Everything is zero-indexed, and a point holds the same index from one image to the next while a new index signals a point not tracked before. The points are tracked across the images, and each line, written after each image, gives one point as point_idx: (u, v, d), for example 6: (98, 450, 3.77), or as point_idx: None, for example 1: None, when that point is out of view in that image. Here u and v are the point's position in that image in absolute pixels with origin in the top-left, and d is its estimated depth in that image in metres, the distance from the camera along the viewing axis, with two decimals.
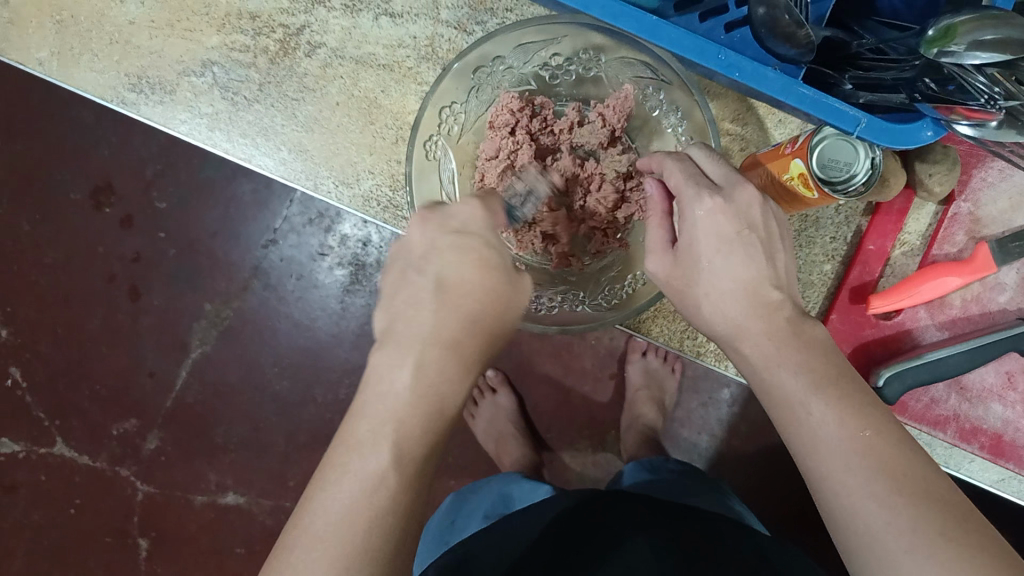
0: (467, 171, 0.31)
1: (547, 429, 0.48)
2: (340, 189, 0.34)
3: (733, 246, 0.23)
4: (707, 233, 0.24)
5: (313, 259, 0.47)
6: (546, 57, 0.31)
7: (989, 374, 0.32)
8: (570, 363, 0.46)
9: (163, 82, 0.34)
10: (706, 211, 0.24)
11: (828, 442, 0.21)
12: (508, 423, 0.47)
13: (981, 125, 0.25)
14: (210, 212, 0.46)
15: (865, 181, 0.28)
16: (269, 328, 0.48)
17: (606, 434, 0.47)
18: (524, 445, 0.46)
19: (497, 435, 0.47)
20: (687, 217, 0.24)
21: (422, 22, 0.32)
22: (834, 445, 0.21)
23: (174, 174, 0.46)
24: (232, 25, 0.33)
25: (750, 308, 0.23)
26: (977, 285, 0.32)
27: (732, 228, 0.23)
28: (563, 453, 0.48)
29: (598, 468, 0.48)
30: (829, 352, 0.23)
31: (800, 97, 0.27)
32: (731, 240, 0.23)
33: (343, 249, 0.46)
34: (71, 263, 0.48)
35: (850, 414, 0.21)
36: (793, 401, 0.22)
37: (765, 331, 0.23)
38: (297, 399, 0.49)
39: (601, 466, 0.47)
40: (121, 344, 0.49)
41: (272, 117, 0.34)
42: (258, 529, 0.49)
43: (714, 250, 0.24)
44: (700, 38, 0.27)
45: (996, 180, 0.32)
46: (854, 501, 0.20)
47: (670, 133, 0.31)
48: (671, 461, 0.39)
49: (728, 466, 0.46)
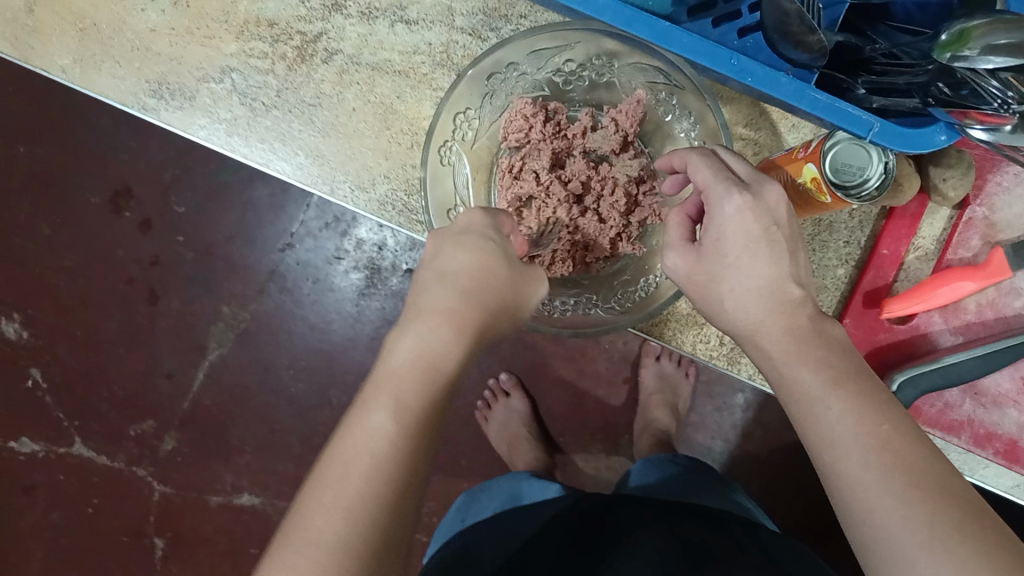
0: (481, 176, 0.32)
1: (560, 432, 0.48)
2: (356, 193, 0.35)
3: (760, 245, 0.23)
4: (736, 233, 0.23)
5: (328, 262, 0.47)
6: (560, 64, 0.31)
7: (1005, 379, 0.31)
8: (584, 366, 0.47)
9: (182, 89, 0.35)
10: (735, 208, 0.23)
11: (844, 436, 0.21)
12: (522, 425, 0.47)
13: (995, 129, 0.25)
14: (227, 215, 0.47)
15: (878, 186, 0.28)
16: (285, 330, 0.48)
17: (620, 437, 0.47)
18: (537, 448, 0.47)
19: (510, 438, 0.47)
20: (714, 214, 0.24)
21: (438, 28, 0.33)
22: (850, 439, 0.21)
23: (192, 178, 0.47)
24: (250, 32, 0.34)
25: (773, 306, 0.23)
26: (992, 290, 0.32)
27: (759, 227, 0.23)
28: (577, 456, 0.48)
29: (612, 471, 0.48)
30: (846, 352, 0.23)
31: (813, 102, 0.27)
32: (759, 239, 0.23)
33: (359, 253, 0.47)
34: (90, 266, 0.49)
35: (867, 410, 0.21)
36: (810, 397, 0.22)
37: (777, 333, 0.23)
38: (312, 401, 0.49)
39: (615, 469, 0.47)
40: (139, 346, 0.49)
41: (289, 122, 0.34)
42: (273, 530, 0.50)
43: (742, 247, 0.24)
44: (712, 44, 0.27)
45: (1012, 184, 0.32)
46: (870, 495, 0.20)
47: (683, 138, 0.32)
48: (678, 457, 0.40)
49: (742, 471, 0.46)
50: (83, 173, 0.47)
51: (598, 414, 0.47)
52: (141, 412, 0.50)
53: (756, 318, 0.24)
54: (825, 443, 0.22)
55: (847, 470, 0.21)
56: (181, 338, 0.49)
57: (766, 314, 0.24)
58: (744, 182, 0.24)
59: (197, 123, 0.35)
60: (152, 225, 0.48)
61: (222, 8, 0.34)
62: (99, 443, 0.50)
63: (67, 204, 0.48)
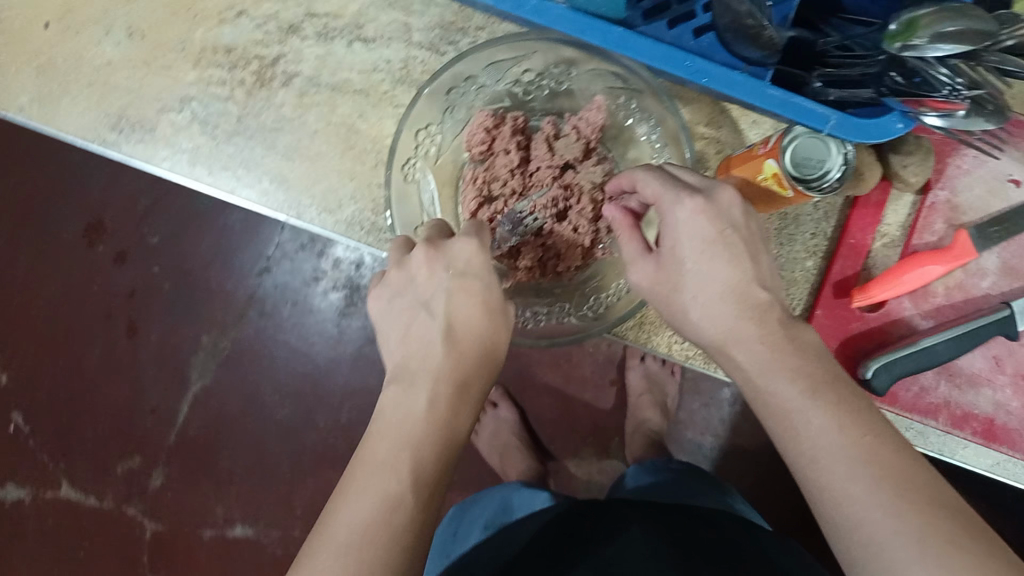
0: (447, 191, 0.32)
1: (551, 439, 0.48)
2: (323, 216, 0.34)
3: (716, 247, 0.24)
4: (690, 236, 0.24)
5: (307, 284, 0.47)
6: (519, 74, 0.31)
7: (978, 359, 0.32)
8: (570, 372, 0.47)
9: (143, 120, 0.34)
10: (687, 212, 0.24)
11: (829, 449, 0.21)
12: (513, 435, 0.47)
13: (949, 116, 0.26)
14: (204, 242, 0.47)
15: (839, 178, 0.28)
16: (267, 355, 0.48)
17: (610, 440, 0.47)
18: (529, 457, 0.46)
19: (502, 448, 0.47)
20: (667, 222, 0.25)
21: (396, 45, 0.33)
22: (835, 450, 0.21)
23: (167, 207, 0.47)
24: (208, 60, 0.34)
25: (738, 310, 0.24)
26: (959, 272, 0.32)
27: (713, 230, 0.24)
28: (569, 463, 0.48)
29: (605, 475, 0.47)
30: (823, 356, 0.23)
31: (769, 98, 0.27)
32: (713, 241, 0.24)
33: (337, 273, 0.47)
34: (68, 303, 0.48)
35: (850, 421, 0.21)
36: (790, 410, 0.22)
37: (755, 335, 0.24)
38: (298, 425, 0.48)
39: (609, 473, 0.47)
40: (121, 381, 0.49)
41: (252, 148, 0.34)
42: (268, 560, 0.49)
43: (698, 252, 0.24)
44: (666, 46, 0.27)
45: (971, 166, 0.32)
46: (856, 505, 0.20)
47: (645, 141, 0.32)
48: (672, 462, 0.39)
49: (735, 469, 0.46)
50: (57, 209, 0.47)
51: (587, 419, 0.47)
52: (127, 447, 0.49)
53: (723, 324, 0.24)
54: (806, 447, 0.22)
55: (832, 482, 0.21)
56: (164, 370, 0.49)
57: (737, 312, 0.24)
58: (694, 188, 0.25)
59: (157, 154, 0.34)
60: (129, 258, 0.48)
61: (178, 37, 0.34)
62: (86, 481, 0.49)
63: (42, 242, 0.48)
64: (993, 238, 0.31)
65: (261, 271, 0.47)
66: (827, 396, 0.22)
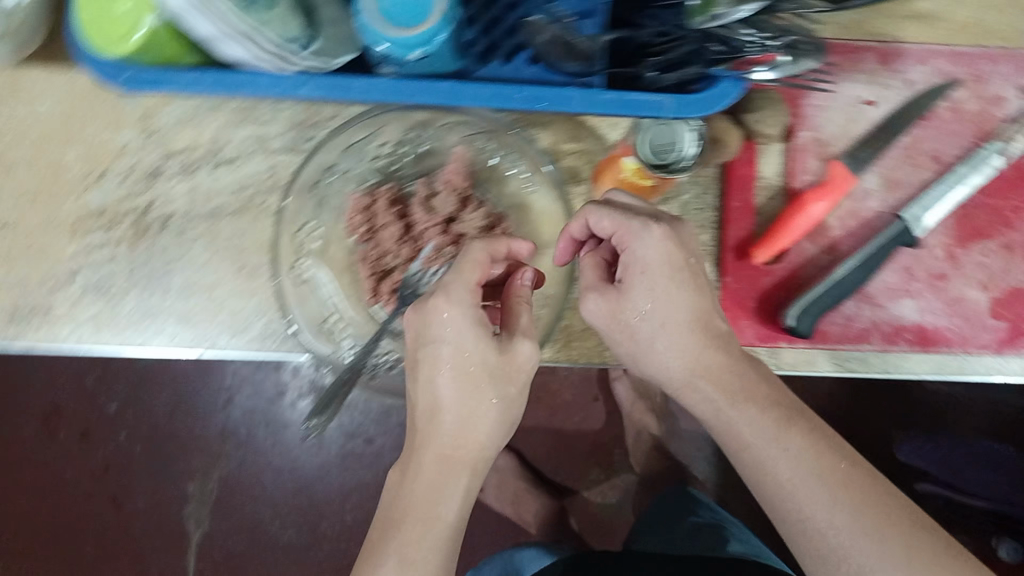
0: (344, 278, 0.32)
1: (555, 470, 0.51)
2: (236, 340, 0.33)
3: (684, 274, 0.27)
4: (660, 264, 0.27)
5: (275, 401, 0.49)
6: (378, 148, 0.32)
7: (889, 274, 0.33)
8: (553, 403, 0.50)
9: (32, 307, 0.32)
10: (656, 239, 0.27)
11: (802, 479, 0.25)
12: (517, 479, 0.50)
13: (773, 65, 0.28)
14: (159, 398, 0.49)
15: (695, 154, 0.29)
16: (257, 482, 0.50)
17: (611, 453, 0.51)
18: (540, 495, 0.50)
19: (512, 496, 0.50)
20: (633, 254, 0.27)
21: (258, 157, 0.33)
22: (803, 479, 0.25)
23: (117, 373, 0.49)
24: (81, 228, 0.33)
25: (706, 338, 0.27)
26: (846, 201, 0.33)
27: (680, 259, 0.27)
28: (581, 489, 0.51)
29: (615, 489, 0.51)
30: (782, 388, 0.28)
31: (604, 103, 0.28)
32: (682, 268, 0.27)
33: (300, 380, 0.48)
34: (48, 498, 0.50)
35: (814, 450, 0.26)
36: (766, 435, 0.26)
37: (717, 352, 0.27)
38: (306, 543, 0.51)
39: (618, 486, 0.51)
40: (123, 555, 0.51)
41: (148, 297, 0.33)
42: None
43: (669, 279, 0.27)
44: (495, 84, 0.28)
45: (825, 101, 0.33)
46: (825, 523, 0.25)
47: (513, 174, 0.33)
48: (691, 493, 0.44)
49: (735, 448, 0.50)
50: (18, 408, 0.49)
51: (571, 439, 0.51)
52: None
53: (693, 350, 0.27)
54: (774, 466, 0.26)
55: (811, 512, 0.25)
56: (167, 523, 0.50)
57: (696, 341, 0.27)
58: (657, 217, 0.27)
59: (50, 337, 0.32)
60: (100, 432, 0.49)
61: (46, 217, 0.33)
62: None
63: (14, 444, 0.49)
64: (861, 159, 0.33)
65: (225, 404, 0.49)
66: (795, 427, 0.26)
